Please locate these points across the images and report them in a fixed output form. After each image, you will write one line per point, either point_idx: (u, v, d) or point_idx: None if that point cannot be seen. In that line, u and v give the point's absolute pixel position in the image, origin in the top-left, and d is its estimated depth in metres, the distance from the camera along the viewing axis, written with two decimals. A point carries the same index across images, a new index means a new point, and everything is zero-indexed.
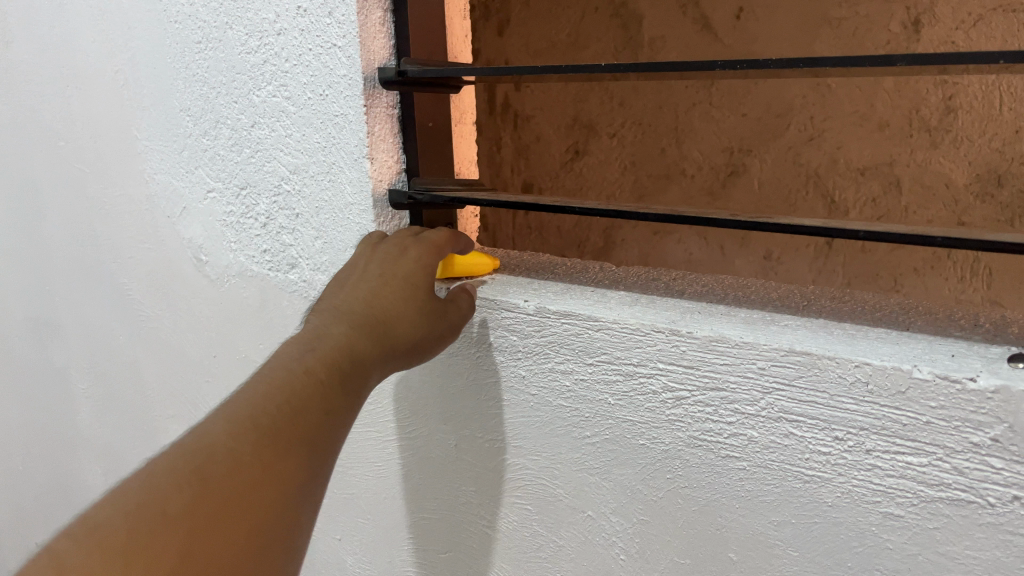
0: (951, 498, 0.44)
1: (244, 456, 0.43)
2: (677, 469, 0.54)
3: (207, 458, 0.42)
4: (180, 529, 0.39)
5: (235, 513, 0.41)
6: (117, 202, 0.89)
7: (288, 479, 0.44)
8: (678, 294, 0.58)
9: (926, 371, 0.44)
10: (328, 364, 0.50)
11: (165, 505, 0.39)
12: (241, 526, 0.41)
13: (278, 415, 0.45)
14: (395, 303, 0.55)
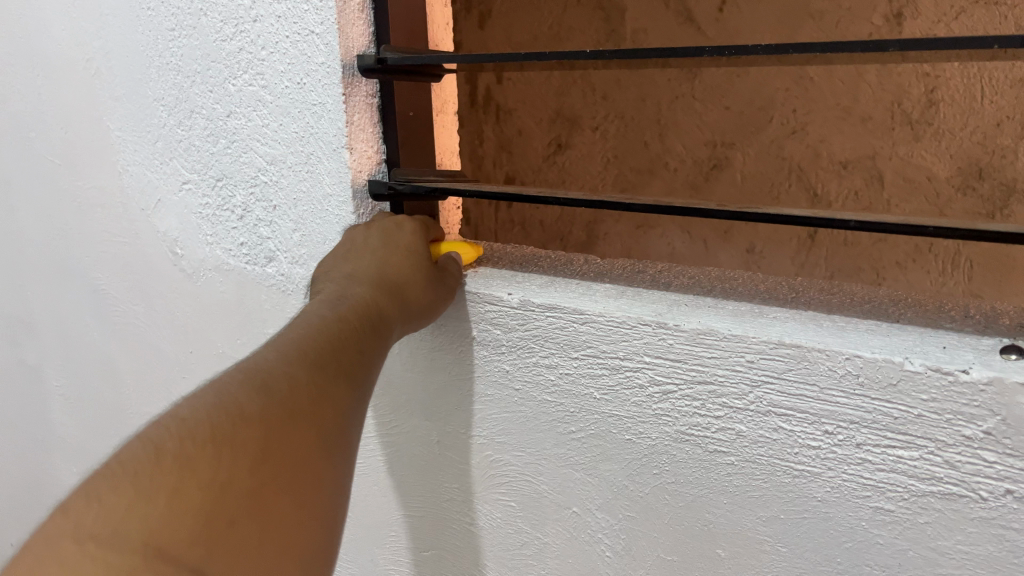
0: (942, 492, 0.44)
1: (307, 385, 0.44)
2: (664, 464, 0.53)
3: (274, 380, 0.43)
4: (260, 435, 0.40)
5: (304, 433, 0.42)
6: (90, 194, 0.87)
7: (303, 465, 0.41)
8: (665, 286, 0.57)
9: (917, 364, 0.43)
10: (360, 316, 0.52)
11: (244, 412, 0.40)
12: (307, 445, 0.42)
13: (329, 353, 0.47)
14: (401, 262, 0.56)
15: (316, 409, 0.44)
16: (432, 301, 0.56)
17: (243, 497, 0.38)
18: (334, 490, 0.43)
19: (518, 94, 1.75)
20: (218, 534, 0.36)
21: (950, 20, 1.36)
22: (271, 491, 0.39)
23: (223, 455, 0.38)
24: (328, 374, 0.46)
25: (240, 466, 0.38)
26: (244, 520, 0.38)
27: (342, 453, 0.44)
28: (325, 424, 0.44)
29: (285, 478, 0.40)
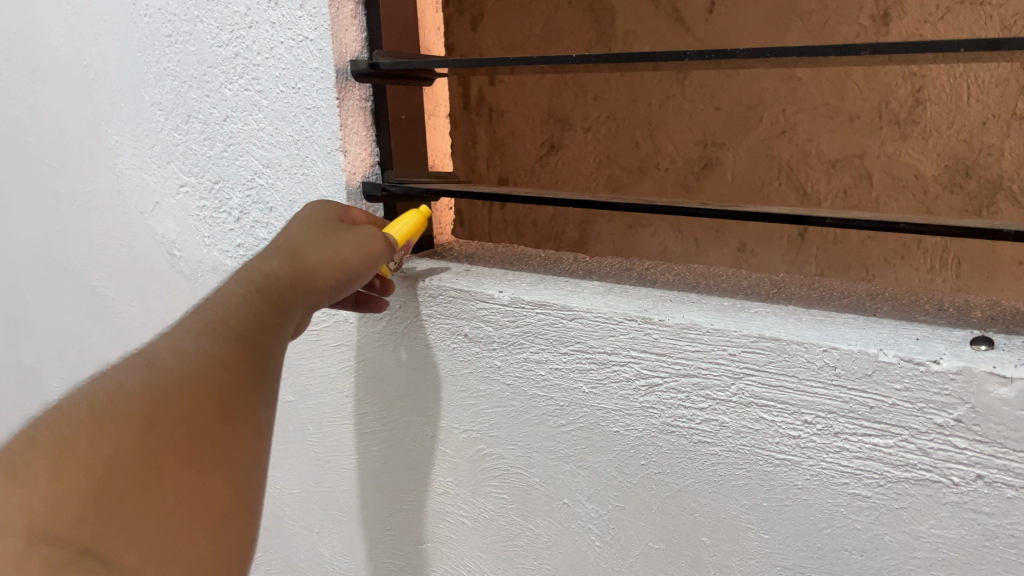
0: (916, 478, 0.45)
1: (196, 365, 0.39)
2: (651, 455, 0.55)
3: (159, 357, 0.39)
4: (147, 411, 0.36)
5: (200, 405, 0.38)
6: (88, 198, 0.88)
7: (217, 425, 0.38)
8: (651, 283, 0.59)
9: (890, 355, 0.45)
10: (270, 290, 0.47)
11: (128, 391, 0.37)
12: (208, 418, 0.38)
13: (239, 326, 0.43)
14: (308, 235, 0.53)
15: (210, 388, 0.39)
16: (343, 266, 0.51)
17: (134, 472, 0.34)
18: (247, 451, 0.39)
19: (511, 96, 1.74)
20: (111, 510, 0.33)
21: (935, 20, 1.39)
22: (172, 461, 0.36)
23: (105, 432, 0.35)
24: (222, 355, 0.41)
25: (126, 441, 0.35)
26: (140, 496, 0.34)
27: (263, 421, 0.41)
28: (238, 393, 0.40)
29: (185, 451, 0.37)
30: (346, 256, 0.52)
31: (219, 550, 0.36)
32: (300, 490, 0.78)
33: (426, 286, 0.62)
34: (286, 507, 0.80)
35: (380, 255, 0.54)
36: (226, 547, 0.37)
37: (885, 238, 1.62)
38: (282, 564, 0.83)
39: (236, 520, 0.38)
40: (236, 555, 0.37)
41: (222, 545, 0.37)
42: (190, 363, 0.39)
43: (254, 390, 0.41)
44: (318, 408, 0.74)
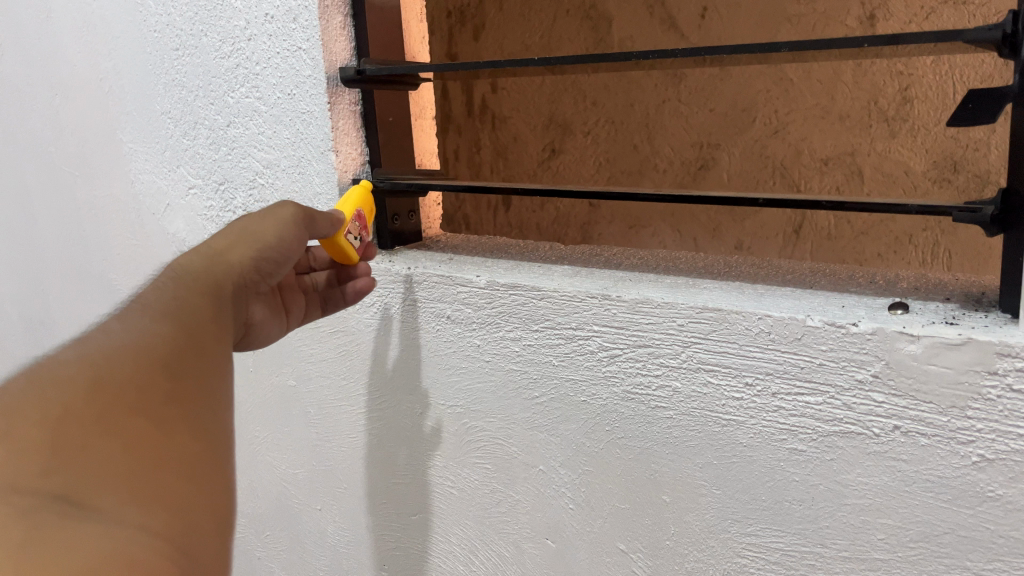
0: (843, 431, 0.50)
1: (134, 340, 0.42)
2: (614, 421, 0.60)
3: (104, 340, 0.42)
4: (92, 374, 0.39)
5: (149, 367, 0.41)
6: (105, 202, 0.95)
7: (172, 387, 0.41)
8: (615, 267, 0.63)
9: (816, 319, 0.50)
10: (192, 279, 0.50)
11: (66, 364, 0.39)
12: (155, 381, 0.41)
13: (170, 311, 0.46)
14: (234, 230, 0.56)
15: (154, 358, 0.42)
16: (262, 253, 0.55)
17: (89, 424, 0.36)
18: (208, 413, 0.43)
19: (512, 102, 1.79)
20: (73, 457, 0.35)
21: (920, 21, 1.41)
22: (128, 413, 0.38)
23: (54, 394, 0.37)
24: (159, 332, 0.44)
25: (73, 401, 0.37)
26: (101, 443, 0.36)
27: (208, 387, 0.44)
28: (182, 362, 0.43)
29: (137, 403, 0.39)
30: (262, 243, 0.55)
31: (191, 494, 0.38)
32: (303, 470, 0.83)
33: (412, 273, 0.68)
34: (289, 487, 0.85)
35: (299, 242, 0.57)
36: (197, 491, 0.39)
37: (878, 232, 1.66)
38: (288, 542, 0.88)
39: (200, 468, 0.40)
40: (209, 500, 0.39)
41: (192, 490, 0.38)
42: (129, 339, 0.42)
43: (195, 361, 0.44)
44: (318, 391, 0.79)
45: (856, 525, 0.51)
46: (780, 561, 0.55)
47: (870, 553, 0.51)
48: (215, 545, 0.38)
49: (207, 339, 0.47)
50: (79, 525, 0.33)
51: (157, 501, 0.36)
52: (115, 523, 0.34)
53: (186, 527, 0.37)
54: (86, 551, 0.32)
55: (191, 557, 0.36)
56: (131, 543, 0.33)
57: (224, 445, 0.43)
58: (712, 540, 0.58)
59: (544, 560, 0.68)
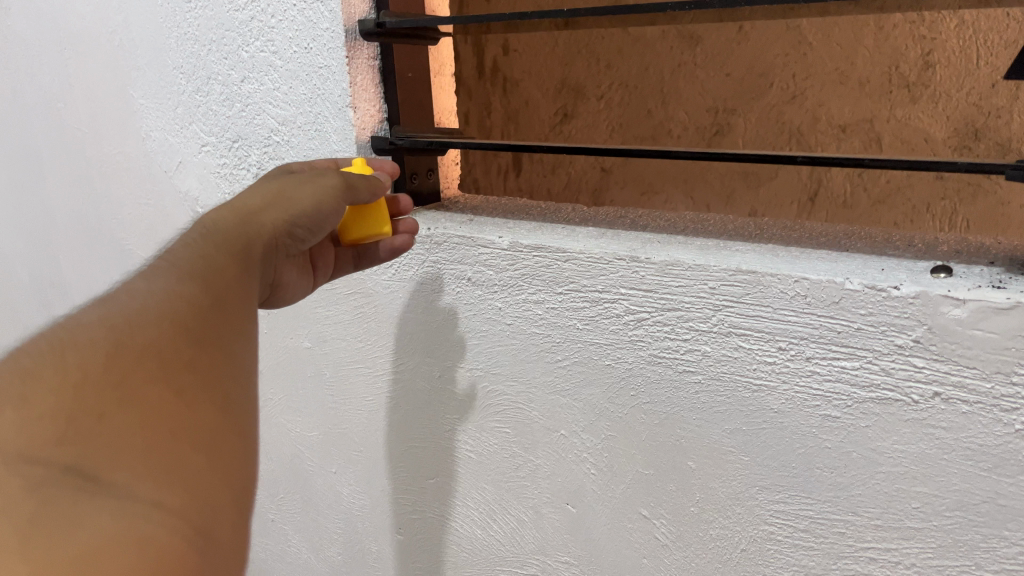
0: (879, 397, 0.49)
1: (157, 298, 0.41)
2: (640, 385, 0.59)
3: (129, 299, 0.40)
4: (111, 337, 0.37)
5: (173, 330, 0.39)
6: (116, 160, 0.93)
7: (195, 351, 0.40)
8: (643, 228, 0.61)
9: (856, 283, 0.48)
10: (218, 239, 0.48)
11: (88, 326, 0.38)
12: (180, 345, 0.39)
13: (197, 268, 0.44)
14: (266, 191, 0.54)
15: (179, 317, 0.40)
16: (292, 220, 0.52)
17: (105, 392, 0.35)
18: (235, 379, 0.41)
19: (524, 64, 1.66)
20: (86, 429, 0.34)
21: None
22: (147, 379, 0.37)
23: (70, 360, 0.36)
24: (186, 288, 0.42)
25: (91, 369, 0.36)
26: (117, 414, 0.35)
27: (237, 347, 0.42)
28: (209, 322, 0.41)
29: (159, 372, 0.37)
30: (297, 208, 0.53)
31: (211, 469, 0.37)
32: (318, 433, 0.82)
33: (432, 234, 0.66)
34: (304, 450, 0.84)
35: (331, 208, 0.54)
36: (217, 465, 0.37)
37: (895, 202, 1.64)
38: (302, 505, 0.88)
39: (223, 440, 0.38)
40: (232, 475, 0.38)
41: (212, 464, 0.37)
42: (151, 296, 0.41)
43: (222, 321, 0.42)
44: (333, 353, 0.78)
45: (890, 494, 0.50)
46: (809, 528, 0.54)
47: (903, 522, 0.50)
48: (233, 521, 0.37)
49: (235, 297, 0.45)
50: (90, 502, 0.32)
51: (175, 477, 0.35)
52: (129, 500, 0.33)
53: (204, 505, 0.36)
54: (91, 532, 0.31)
55: (210, 537, 0.35)
56: (145, 524, 0.32)
57: (251, 413, 0.41)
58: (738, 507, 0.57)
59: (564, 524, 0.67)
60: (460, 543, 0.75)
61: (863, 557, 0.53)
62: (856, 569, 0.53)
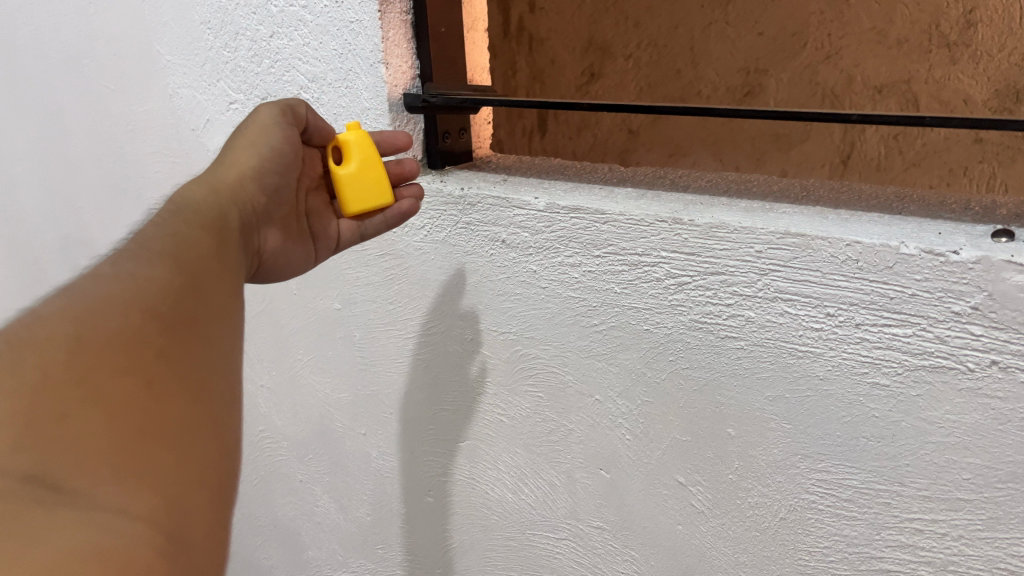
0: (933, 365, 0.47)
1: (124, 283, 0.40)
2: (679, 351, 0.58)
3: (101, 285, 0.39)
4: (71, 331, 0.36)
5: (143, 316, 0.38)
6: (142, 118, 0.91)
7: (164, 343, 0.38)
8: (683, 189, 0.60)
9: (912, 247, 0.46)
10: (192, 213, 0.49)
11: (49, 318, 0.36)
12: (150, 332, 0.38)
13: (170, 248, 0.44)
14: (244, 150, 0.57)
15: (149, 302, 0.39)
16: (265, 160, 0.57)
17: (66, 391, 0.33)
18: (215, 368, 0.40)
19: (550, 23, 1.69)
20: (44, 433, 0.32)
21: None
22: (114, 372, 0.35)
23: (28, 358, 0.34)
24: (154, 271, 0.41)
25: (49, 368, 0.34)
26: (79, 413, 0.33)
27: (213, 332, 0.42)
28: (181, 307, 0.41)
29: (125, 363, 0.36)
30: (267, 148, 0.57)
31: (184, 465, 0.35)
32: (347, 395, 0.82)
33: (465, 195, 0.65)
34: (333, 412, 0.84)
35: (293, 144, 0.59)
36: (192, 462, 0.35)
37: (930, 164, 1.59)
38: (331, 467, 0.87)
39: (197, 432, 0.36)
40: (209, 470, 0.36)
41: (186, 460, 0.35)
42: (118, 282, 0.40)
43: (197, 306, 0.42)
44: (363, 315, 0.77)
45: (940, 464, 0.49)
46: (853, 498, 0.53)
47: (953, 493, 0.49)
48: (211, 523, 0.35)
49: (209, 278, 0.44)
50: (49, 515, 0.29)
51: (144, 479, 0.33)
52: (94, 508, 0.30)
53: (178, 508, 0.33)
54: (53, 549, 0.28)
55: (184, 544, 0.32)
56: (111, 535, 0.30)
57: (227, 402, 0.40)
58: (779, 475, 0.56)
59: (597, 490, 0.66)
60: (490, 507, 0.75)
61: (909, 528, 0.52)
62: (901, 539, 0.52)
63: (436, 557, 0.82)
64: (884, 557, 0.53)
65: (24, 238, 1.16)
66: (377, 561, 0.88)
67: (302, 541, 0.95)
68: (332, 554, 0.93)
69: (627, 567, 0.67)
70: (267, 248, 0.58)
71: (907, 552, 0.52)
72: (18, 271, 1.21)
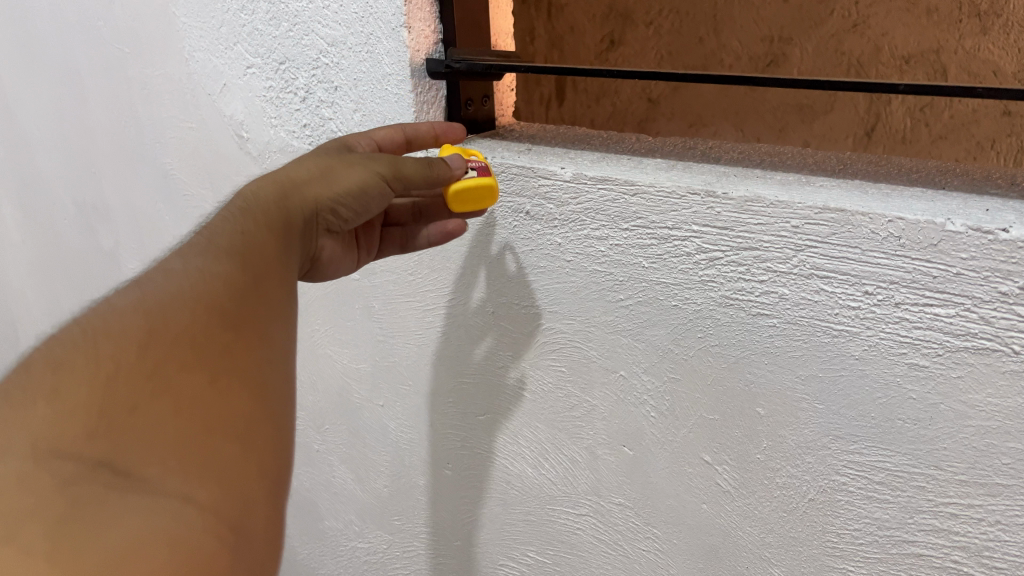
0: (975, 347, 0.46)
1: (194, 278, 0.43)
2: (709, 327, 0.56)
3: (170, 277, 0.42)
4: (144, 325, 0.39)
5: (208, 312, 0.41)
6: (158, 82, 0.89)
7: (227, 342, 0.41)
8: (714, 161, 0.58)
9: (958, 224, 0.44)
10: (258, 211, 0.50)
11: (122, 309, 0.40)
12: (215, 328, 0.41)
13: (235, 245, 0.46)
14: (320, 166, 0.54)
15: (214, 301, 0.42)
16: (337, 197, 0.53)
17: (137, 382, 0.37)
18: (274, 363, 0.43)
19: None
20: (119, 421, 0.35)
21: None
22: (181, 367, 0.38)
23: (105, 348, 0.37)
24: (221, 269, 0.44)
25: (124, 360, 0.37)
26: (150, 406, 0.36)
27: (271, 330, 0.44)
28: (243, 306, 0.43)
29: (190, 359, 0.39)
30: (341, 188, 0.53)
31: (242, 458, 0.38)
32: (366, 366, 0.81)
33: (489, 164, 0.63)
34: (352, 382, 0.83)
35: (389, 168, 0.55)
36: (250, 454, 0.39)
37: (956, 137, 1.54)
38: (349, 437, 0.87)
39: (256, 427, 0.40)
40: (264, 463, 0.39)
41: (244, 452, 0.39)
42: (186, 279, 0.42)
43: (257, 304, 0.44)
44: (383, 286, 0.75)
45: (978, 448, 0.47)
46: (886, 480, 0.52)
47: (991, 478, 0.48)
48: (264, 513, 0.39)
49: (271, 278, 0.46)
50: (121, 500, 0.33)
51: (206, 471, 0.36)
52: (161, 496, 0.34)
53: (236, 496, 0.37)
54: (121, 540, 0.32)
55: (240, 530, 0.36)
56: (175, 522, 0.34)
57: (284, 396, 0.43)
58: (809, 455, 0.55)
59: (620, 467, 0.65)
60: (510, 481, 0.74)
61: (943, 512, 0.50)
62: (935, 523, 0.51)
63: (454, 531, 0.82)
64: (917, 541, 0.52)
65: (40, 202, 1.15)
66: (395, 533, 0.88)
67: (318, 511, 0.95)
68: (349, 525, 0.93)
69: (649, 545, 0.67)
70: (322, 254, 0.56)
71: (941, 537, 0.51)
72: (32, 234, 1.20)
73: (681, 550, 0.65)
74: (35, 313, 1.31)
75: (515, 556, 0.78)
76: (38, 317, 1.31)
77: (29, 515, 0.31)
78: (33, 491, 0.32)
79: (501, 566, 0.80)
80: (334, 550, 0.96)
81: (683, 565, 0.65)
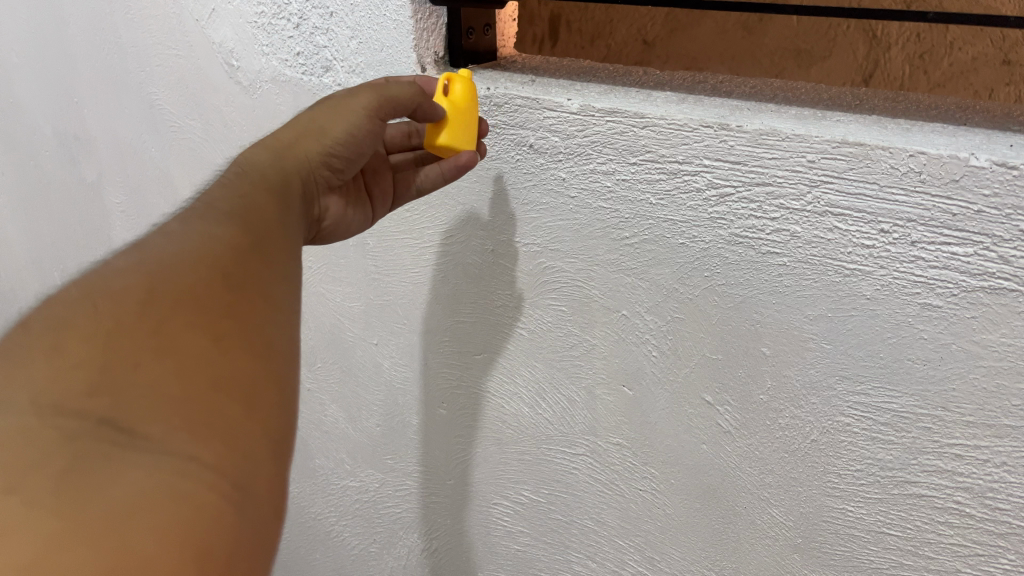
0: (992, 287, 0.45)
1: (193, 242, 0.42)
2: (716, 266, 0.55)
3: (172, 241, 0.42)
4: (144, 285, 0.38)
5: (209, 274, 0.41)
6: (142, 6, 0.85)
7: (231, 306, 0.40)
8: (727, 94, 0.56)
9: (982, 159, 0.43)
10: (257, 179, 0.51)
11: (121, 270, 0.39)
12: (219, 291, 0.40)
13: (237, 208, 0.47)
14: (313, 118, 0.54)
15: (216, 264, 0.41)
16: (328, 151, 0.54)
17: (140, 339, 0.36)
18: (280, 330, 0.42)
19: None
20: (121, 377, 0.34)
21: None
22: (185, 324, 0.37)
23: (108, 308, 0.37)
24: (224, 234, 0.44)
25: (126, 317, 0.36)
26: (152, 363, 0.35)
27: (272, 294, 0.43)
28: (245, 270, 0.43)
29: (195, 316, 0.38)
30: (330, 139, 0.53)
31: (247, 418, 0.37)
32: (359, 303, 0.79)
33: (491, 95, 0.61)
34: (345, 321, 0.81)
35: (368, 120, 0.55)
36: (254, 415, 0.37)
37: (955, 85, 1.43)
38: (341, 376, 0.85)
39: (260, 390, 0.38)
40: (269, 424, 0.38)
41: (249, 411, 0.37)
42: (188, 241, 0.42)
43: (258, 269, 0.43)
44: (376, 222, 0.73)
45: (990, 389, 0.47)
46: (890, 421, 0.52)
47: (1000, 419, 0.47)
48: (272, 476, 0.36)
49: (272, 240, 0.46)
50: (125, 456, 0.32)
51: (210, 428, 0.35)
52: (163, 453, 0.32)
53: (242, 457, 0.35)
54: (124, 492, 0.30)
55: (246, 491, 0.34)
56: (178, 478, 0.32)
57: (291, 361, 0.42)
58: (813, 397, 0.54)
59: (618, 406, 0.65)
60: (505, 420, 0.74)
61: (948, 453, 0.50)
62: (938, 464, 0.51)
63: (448, 469, 0.81)
64: (919, 482, 0.52)
65: (19, 134, 1.11)
66: (387, 472, 0.88)
67: (309, 449, 0.94)
68: (340, 464, 0.92)
69: (645, 484, 0.67)
70: (329, 215, 0.58)
71: (944, 477, 0.51)
72: (12, 165, 1.16)
73: (678, 490, 0.65)
74: (13, 249, 1.28)
75: (509, 494, 0.78)
76: (18, 253, 1.28)
77: (32, 466, 0.30)
78: (36, 446, 0.31)
79: (495, 504, 0.80)
80: (323, 488, 0.96)
81: (680, 504, 0.65)
